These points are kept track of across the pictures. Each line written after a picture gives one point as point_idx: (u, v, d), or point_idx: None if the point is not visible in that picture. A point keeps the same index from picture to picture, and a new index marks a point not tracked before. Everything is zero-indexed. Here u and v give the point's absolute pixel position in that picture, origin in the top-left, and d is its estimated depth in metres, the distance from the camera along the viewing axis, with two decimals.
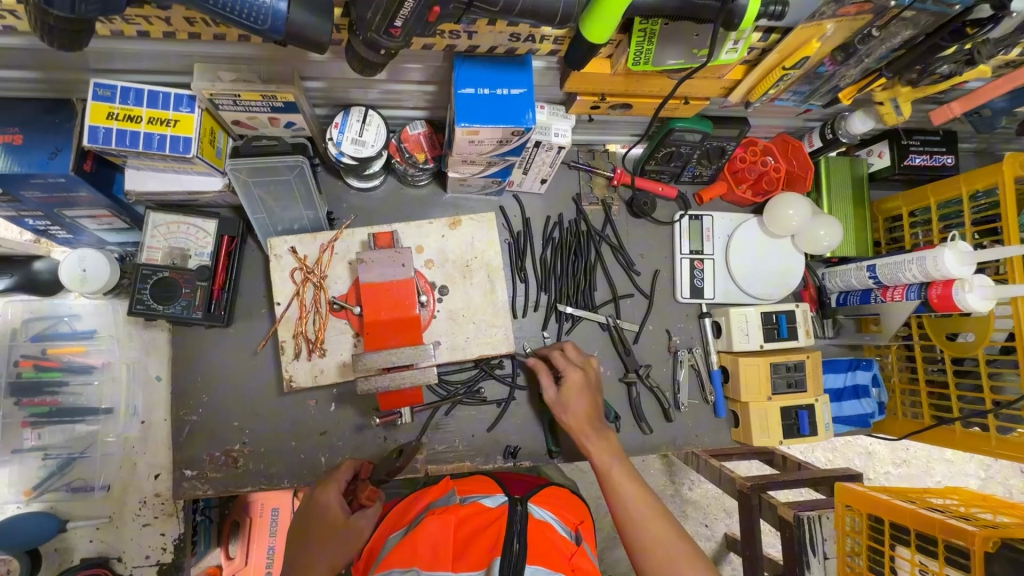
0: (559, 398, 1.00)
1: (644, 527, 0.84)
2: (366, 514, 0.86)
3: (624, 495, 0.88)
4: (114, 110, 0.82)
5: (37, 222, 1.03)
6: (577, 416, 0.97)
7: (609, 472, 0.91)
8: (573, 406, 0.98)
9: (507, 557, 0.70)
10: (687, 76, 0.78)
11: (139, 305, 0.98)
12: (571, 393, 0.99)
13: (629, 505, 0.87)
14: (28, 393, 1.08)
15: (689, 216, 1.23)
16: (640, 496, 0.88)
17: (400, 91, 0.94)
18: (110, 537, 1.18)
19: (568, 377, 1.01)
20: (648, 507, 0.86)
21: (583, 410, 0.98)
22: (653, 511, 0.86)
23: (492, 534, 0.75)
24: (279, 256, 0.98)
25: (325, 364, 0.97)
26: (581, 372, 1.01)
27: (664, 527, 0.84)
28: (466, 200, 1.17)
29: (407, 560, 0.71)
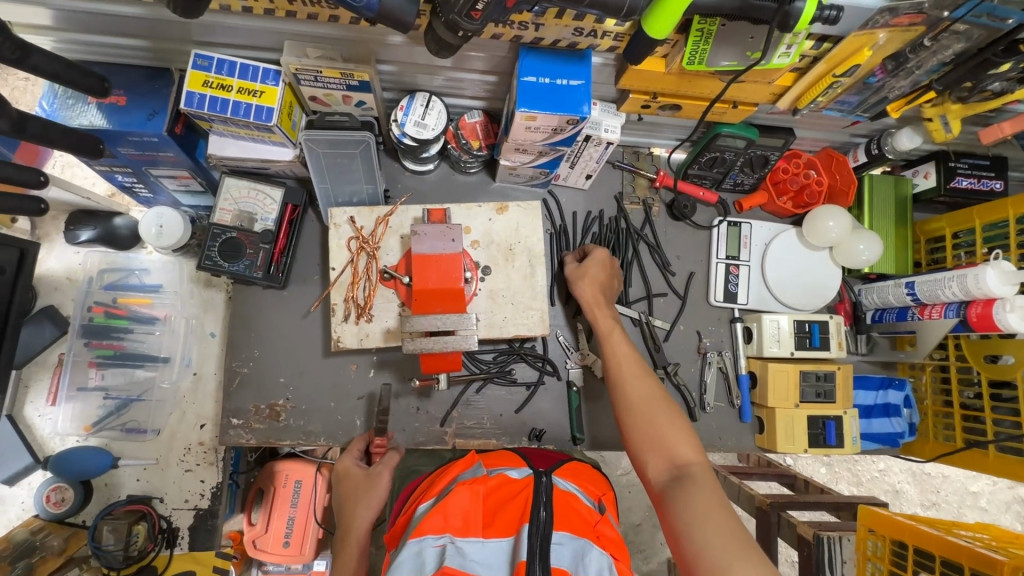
0: (580, 271, 1.11)
1: (635, 385, 0.92)
2: (381, 466, 1.01)
3: (621, 359, 0.97)
4: (209, 78, 0.91)
5: (125, 178, 1.13)
6: (592, 287, 1.08)
7: (612, 339, 1.00)
8: (593, 278, 1.09)
9: (535, 522, 0.71)
10: (738, 77, 0.83)
11: (207, 261, 1.06)
12: (592, 267, 1.10)
13: (624, 367, 0.95)
14: (97, 335, 1.20)
15: (728, 222, 1.26)
16: (634, 362, 0.96)
17: (464, 80, 1.01)
18: (156, 478, 1.25)
19: (592, 256, 1.12)
20: (640, 371, 0.94)
21: (600, 282, 1.09)
22: (644, 375, 0.93)
23: (519, 502, 0.77)
24: (338, 225, 1.06)
25: (372, 329, 1.04)
26: (606, 251, 1.12)
27: (650, 388, 0.91)
28: (513, 191, 1.23)
29: (439, 526, 0.72)
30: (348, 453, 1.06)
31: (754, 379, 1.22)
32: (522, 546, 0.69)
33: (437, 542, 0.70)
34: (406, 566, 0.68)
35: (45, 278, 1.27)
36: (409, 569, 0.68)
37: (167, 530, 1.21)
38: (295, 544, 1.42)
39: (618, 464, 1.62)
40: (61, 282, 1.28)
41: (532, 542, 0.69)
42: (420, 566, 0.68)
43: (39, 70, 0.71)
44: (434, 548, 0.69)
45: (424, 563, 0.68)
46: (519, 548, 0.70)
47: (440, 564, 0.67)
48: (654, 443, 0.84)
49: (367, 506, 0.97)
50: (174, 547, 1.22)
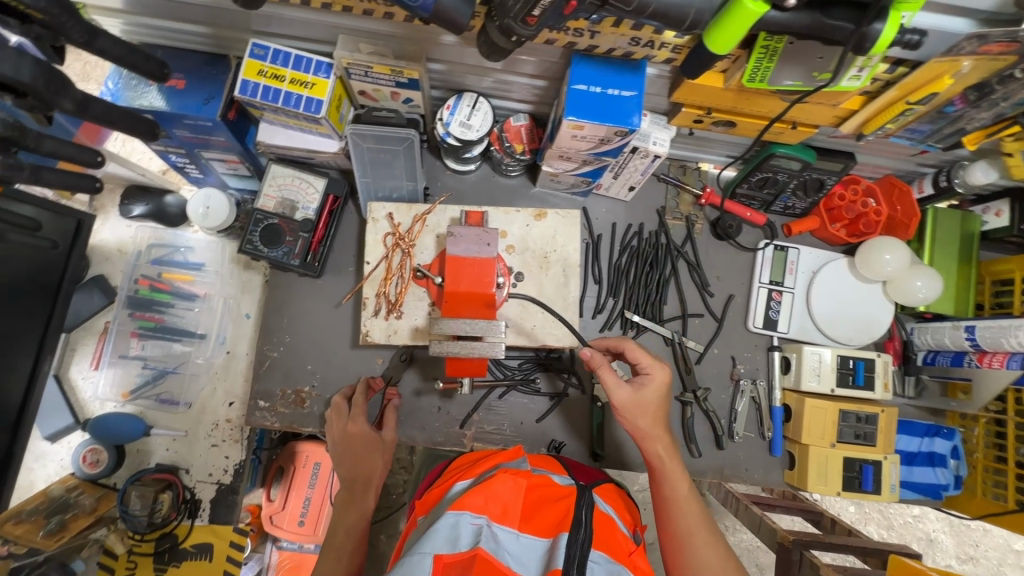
0: (636, 397, 0.86)
1: (711, 553, 0.83)
2: (390, 427, 1.07)
3: (693, 518, 0.85)
4: (264, 68, 0.93)
5: (178, 158, 1.16)
6: (652, 421, 0.87)
7: (671, 478, 0.87)
8: (649, 406, 0.86)
9: (575, 534, 0.74)
10: (801, 98, 0.79)
11: (248, 245, 1.08)
12: (650, 395, 0.87)
13: (696, 530, 0.84)
14: (141, 307, 1.26)
15: (775, 245, 1.21)
16: (703, 522, 0.86)
17: (512, 82, 1.00)
18: (184, 449, 1.28)
19: (651, 378, 0.88)
20: (711, 532, 0.85)
21: (658, 410, 0.87)
22: (715, 538, 0.84)
23: (561, 508, 0.80)
24: (376, 220, 1.06)
25: (400, 326, 1.03)
26: (665, 369, 0.89)
27: (714, 547, 0.83)
28: (553, 197, 1.21)
29: (478, 507, 0.76)
30: (358, 415, 1.04)
31: (789, 413, 1.17)
32: (558, 554, 0.71)
33: (474, 520, 0.74)
34: (441, 535, 0.72)
35: (98, 248, 1.33)
36: (445, 537, 0.72)
37: (190, 501, 1.26)
38: (310, 524, 1.44)
39: (636, 481, 1.58)
40: (111, 253, 1.33)
41: (570, 552, 0.71)
42: (455, 538, 0.72)
43: (105, 54, 0.71)
44: (471, 526, 0.73)
45: (459, 537, 0.72)
46: (555, 553, 0.72)
47: (474, 543, 0.71)
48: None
49: (382, 464, 1.03)
50: (196, 517, 1.25)
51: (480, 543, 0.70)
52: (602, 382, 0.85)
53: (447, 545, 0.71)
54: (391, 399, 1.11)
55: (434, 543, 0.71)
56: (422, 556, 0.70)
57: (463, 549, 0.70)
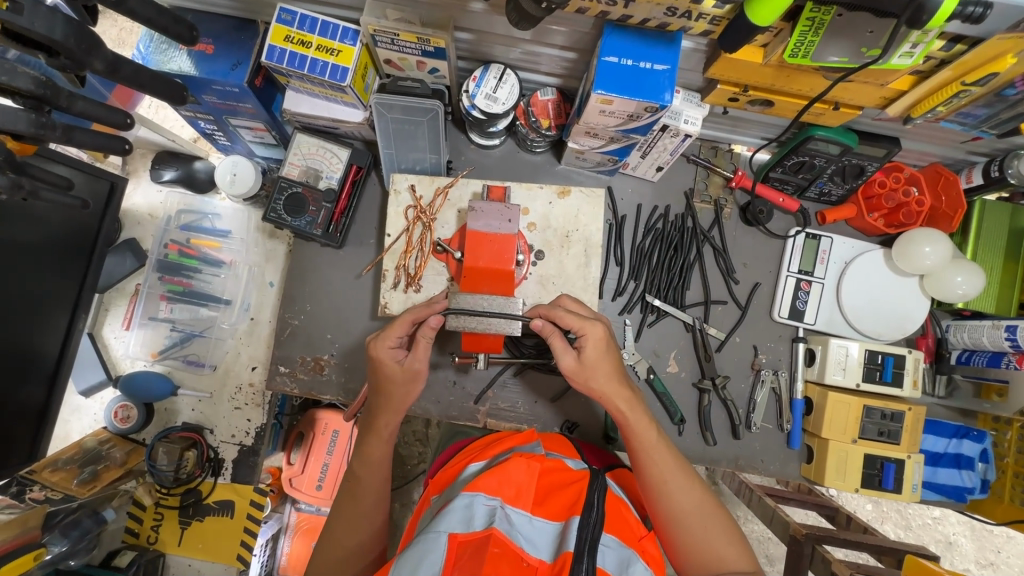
0: (582, 361, 0.82)
1: (686, 498, 0.81)
2: (419, 358, 0.90)
3: (665, 466, 0.82)
4: (291, 33, 0.93)
5: (207, 125, 1.17)
6: (607, 377, 0.82)
7: (639, 431, 0.83)
8: (599, 364, 0.82)
9: (586, 517, 0.75)
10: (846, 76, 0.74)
11: (272, 213, 1.10)
12: (594, 357, 0.82)
13: (670, 477, 0.82)
14: (170, 271, 1.31)
15: (806, 233, 1.16)
16: (678, 466, 0.83)
17: (541, 54, 0.97)
18: (208, 411, 1.31)
19: (586, 338, 0.82)
20: (687, 474, 0.83)
21: (609, 368, 0.82)
22: (691, 481, 0.83)
23: (571, 492, 0.82)
24: (398, 192, 1.06)
25: (418, 299, 1.03)
26: (602, 325, 0.83)
27: (691, 488, 0.82)
28: (577, 174, 1.19)
29: (492, 488, 0.77)
30: (388, 335, 0.89)
31: (810, 405, 1.14)
32: (570, 537, 0.73)
33: (488, 502, 0.75)
34: (456, 514, 0.73)
35: (130, 212, 1.36)
36: (459, 516, 0.73)
37: (214, 459, 1.29)
38: (327, 488, 1.48)
39: None
40: (142, 217, 1.36)
41: (581, 534, 0.73)
42: (470, 518, 0.72)
43: (135, 16, 0.69)
44: (485, 507, 0.74)
45: (473, 517, 0.73)
46: (567, 535, 0.74)
47: (489, 523, 0.72)
48: (711, 567, 0.79)
49: (403, 398, 0.91)
50: (218, 476, 1.29)
51: (495, 523, 0.71)
52: (550, 349, 0.84)
53: (462, 525, 0.72)
54: (428, 329, 0.88)
55: (449, 522, 0.72)
56: (437, 535, 0.70)
57: (477, 528, 0.71)
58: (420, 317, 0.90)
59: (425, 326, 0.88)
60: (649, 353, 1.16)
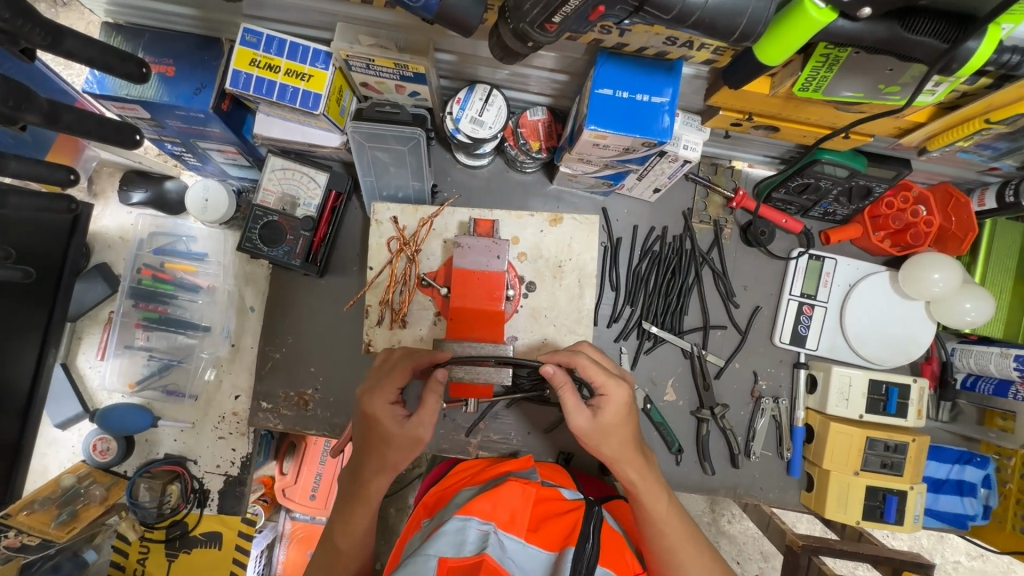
0: (597, 423, 0.79)
1: (695, 565, 0.82)
2: (423, 422, 0.81)
3: (676, 536, 0.82)
4: (257, 57, 0.85)
5: (174, 147, 1.09)
6: (619, 444, 0.80)
7: (649, 498, 0.81)
8: (614, 431, 0.79)
9: (581, 548, 0.73)
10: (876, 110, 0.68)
11: (247, 243, 1.04)
12: (612, 423, 0.79)
13: (680, 547, 0.81)
14: (145, 298, 1.24)
15: (810, 255, 1.11)
16: (688, 536, 0.83)
17: (529, 76, 0.91)
18: (191, 441, 1.27)
19: (607, 399, 0.79)
20: (695, 541, 0.83)
21: (626, 436, 0.80)
22: (700, 550, 0.83)
23: (566, 522, 0.80)
24: (380, 222, 0.99)
25: (404, 336, 0.98)
26: (627, 389, 0.80)
27: (699, 557, 0.82)
28: (570, 195, 1.13)
29: (485, 512, 0.77)
30: (388, 387, 0.82)
31: (811, 433, 1.11)
32: (563, 568, 0.71)
33: (481, 527, 0.74)
34: (447, 537, 0.72)
35: (100, 235, 1.29)
36: (450, 541, 0.72)
37: (199, 490, 1.26)
38: (321, 498, 1.46)
39: None
40: (114, 240, 1.29)
41: (575, 566, 0.71)
42: (461, 542, 0.72)
43: (73, 57, 0.62)
44: (477, 531, 0.73)
45: (465, 541, 0.72)
46: (561, 566, 0.72)
47: (480, 549, 0.71)
48: None
49: (397, 462, 0.83)
50: (204, 507, 1.26)
51: (486, 548, 0.69)
52: (561, 404, 0.78)
53: (452, 549, 0.71)
54: (438, 382, 0.79)
55: (439, 545, 0.71)
56: (425, 558, 0.69)
57: (468, 555, 0.70)
58: (422, 365, 0.83)
59: (433, 381, 0.79)
60: (645, 381, 1.12)
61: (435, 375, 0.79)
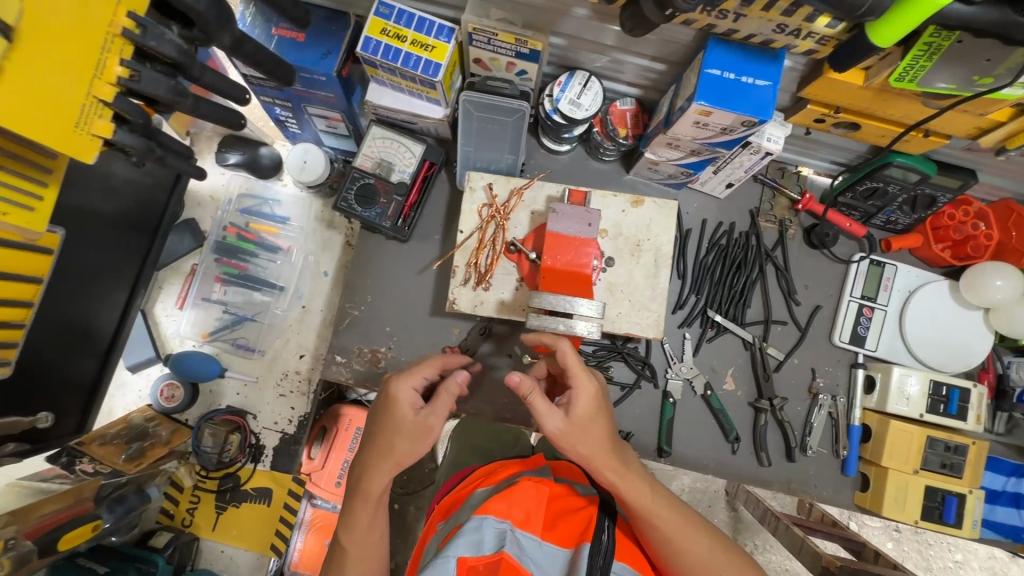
0: (571, 424, 0.76)
1: (696, 548, 0.76)
2: (436, 412, 0.81)
3: (669, 525, 0.76)
4: (387, 27, 0.94)
5: (282, 112, 1.19)
6: (600, 439, 0.77)
7: (633, 488, 0.77)
8: (590, 428, 0.76)
9: (596, 544, 0.68)
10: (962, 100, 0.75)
11: (344, 203, 1.11)
12: (584, 418, 0.76)
13: (674, 536, 0.76)
14: (228, 254, 1.31)
15: (871, 260, 1.16)
16: (682, 519, 0.78)
17: (626, 63, 0.99)
18: (253, 395, 1.31)
19: (577, 395, 0.77)
20: (690, 523, 0.78)
21: (603, 429, 0.77)
22: (697, 531, 0.78)
23: (581, 518, 0.74)
24: (474, 190, 1.06)
25: (487, 297, 1.03)
26: (593, 383, 0.78)
27: (698, 539, 0.77)
28: (645, 186, 1.20)
29: (502, 511, 0.70)
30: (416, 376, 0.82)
31: (867, 433, 1.13)
32: (581, 566, 0.66)
33: (498, 525, 0.68)
34: (465, 538, 0.67)
35: (192, 192, 1.36)
36: (469, 540, 0.66)
37: (255, 445, 1.29)
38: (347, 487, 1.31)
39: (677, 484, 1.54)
40: (204, 199, 1.36)
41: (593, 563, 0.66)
42: (479, 541, 0.66)
43: None
44: (495, 530, 0.67)
45: (482, 540, 0.66)
46: (578, 564, 0.67)
47: (500, 547, 0.65)
48: None
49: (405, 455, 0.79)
50: (258, 462, 1.29)
51: (505, 547, 0.65)
52: (532, 410, 0.76)
53: (471, 548, 0.66)
54: (456, 383, 0.84)
55: (457, 546, 0.66)
56: (445, 559, 0.65)
57: (487, 553, 0.65)
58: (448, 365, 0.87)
59: (450, 381, 0.84)
60: (706, 368, 1.16)
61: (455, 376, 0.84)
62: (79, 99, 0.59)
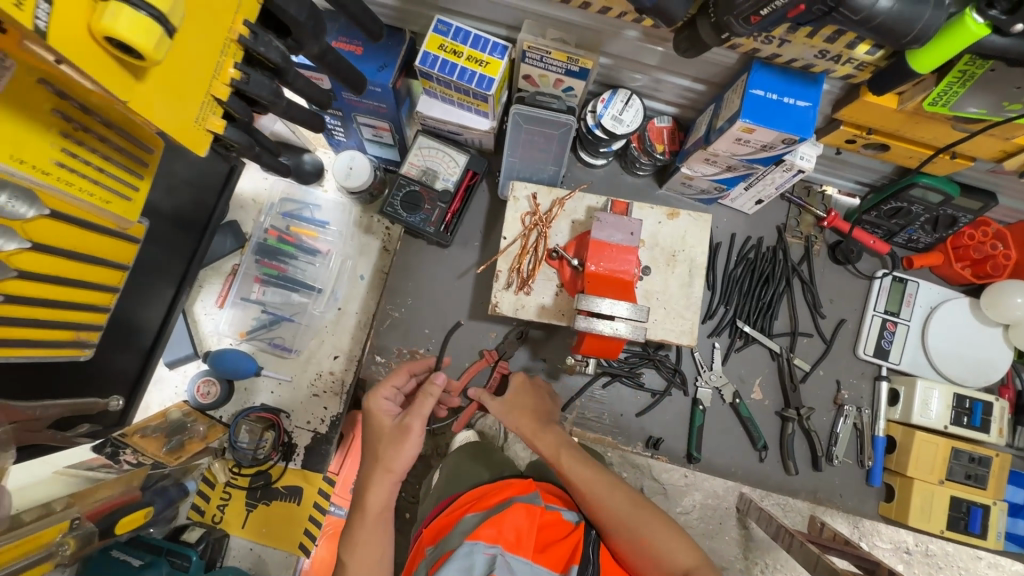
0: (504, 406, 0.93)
1: (614, 502, 0.76)
2: (414, 413, 0.82)
3: (582, 479, 0.79)
4: (445, 43, 0.99)
5: (332, 121, 1.24)
6: (524, 415, 0.90)
7: (550, 448, 0.84)
8: (519, 405, 0.92)
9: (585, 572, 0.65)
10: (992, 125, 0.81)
11: (390, 208, 1.16)
12: (514, 398, 0.94)
13: (591, 489, 0.78)
14: (268, 255, 1.34)
15: (894, 276, 1.21)
16: (599, 477, 0.79)
17: (666, 82, 1.04)
18: (287, 395, 1.33)
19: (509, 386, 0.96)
20: (609, 478, 0.79)
21: (529, 405, 0.92)
22: (613, 486, 0.78)
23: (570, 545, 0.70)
24: (518, 199, 1.11)
25: (528, 302, 1.06)
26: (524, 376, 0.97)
27: (619, 494, 0.77)
28: (676, 201, 1.25)
29: (493, 535, 0.67)
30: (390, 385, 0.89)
31: (891, 444, 1.16)
32: None
33: (488, 550, 0.65)
34: (453, 564, 0.63)
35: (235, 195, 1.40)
36: (458, 566, 0.63)
37: (288, 444, 1.30)
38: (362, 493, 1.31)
39: None
40: (247, 202, 1.40)
41: None
42: (469, 567, 0.63)
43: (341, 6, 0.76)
44: (485, 555, 0.64)
45: (472, 567, 0.63)
46: None
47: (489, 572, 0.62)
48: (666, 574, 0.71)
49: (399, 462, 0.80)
50: (289, 461, 1.30)
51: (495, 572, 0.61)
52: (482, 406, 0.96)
53: None
54: (433, 386, 0.85)
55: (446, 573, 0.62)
56: None
57: None
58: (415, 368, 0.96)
59: (428, 386, 0.85)
60: (735, 377, 1.20)
61: (432, 379, 0.86)
62: (202, 94, 0.61)
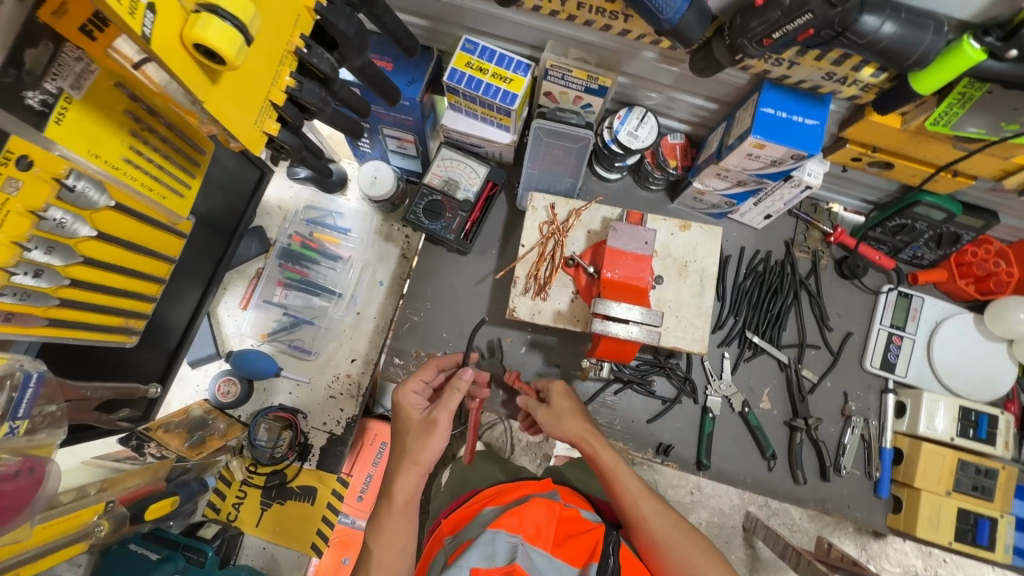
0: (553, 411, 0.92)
1: (662, 522, 0.79)
2: (441, 407, 0.85)
3: (635, 494, 0.81)
4: (471, 60, 1.05)
5: None
6: (578, 420, 0.89)
7: (604, 461, 0.84)
8: (570, 409, 0.92)
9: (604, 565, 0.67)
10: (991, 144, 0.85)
11: (413, 216, 1.21)
12: (563, 402, 0.93)
13: (640, 504, 0.81)
14: (291, 260, 1.39)
15: (899, 291, 1.24)
16: (646, 494, 0.82)
17: (680, 101, 1.10)
18: (305, 396, 1.36)
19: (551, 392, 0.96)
20: (656, 500, 0.82)
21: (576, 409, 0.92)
22: (661, 506, 0.81)
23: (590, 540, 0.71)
24: (536, 209, 1.16)
25: (545, 307, 1.10)
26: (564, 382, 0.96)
27: (665, 516, 0.80)
28: (687, 214, 1.30)
29: (513, 526, 0.69)
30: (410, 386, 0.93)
31: (899, 456, 1.18)
32: None
33: (511, 538, 0.66)
34: (477, 550, 0.65)
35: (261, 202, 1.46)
36: (481, 552, 0.65)
37: (303, 444, 1.33)
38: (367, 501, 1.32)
39: None
40: (272, 209, 1.46)
41: None
42: (491, 554, 0.64)
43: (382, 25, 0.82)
44: (507, 543, 0.66)
45: (495, 552, 0.64)
46: None
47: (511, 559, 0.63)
48: None
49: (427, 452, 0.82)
50: (304, 461, 1.33)
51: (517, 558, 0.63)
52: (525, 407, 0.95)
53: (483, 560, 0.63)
54: (460, 381, 0.87)
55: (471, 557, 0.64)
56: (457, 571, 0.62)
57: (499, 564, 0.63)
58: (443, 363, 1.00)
59: (456, 381, 0.87)
60: (743, 387, 1.22)
61: (460, 374, 0.88)
62: (261, 98, 0.66)
